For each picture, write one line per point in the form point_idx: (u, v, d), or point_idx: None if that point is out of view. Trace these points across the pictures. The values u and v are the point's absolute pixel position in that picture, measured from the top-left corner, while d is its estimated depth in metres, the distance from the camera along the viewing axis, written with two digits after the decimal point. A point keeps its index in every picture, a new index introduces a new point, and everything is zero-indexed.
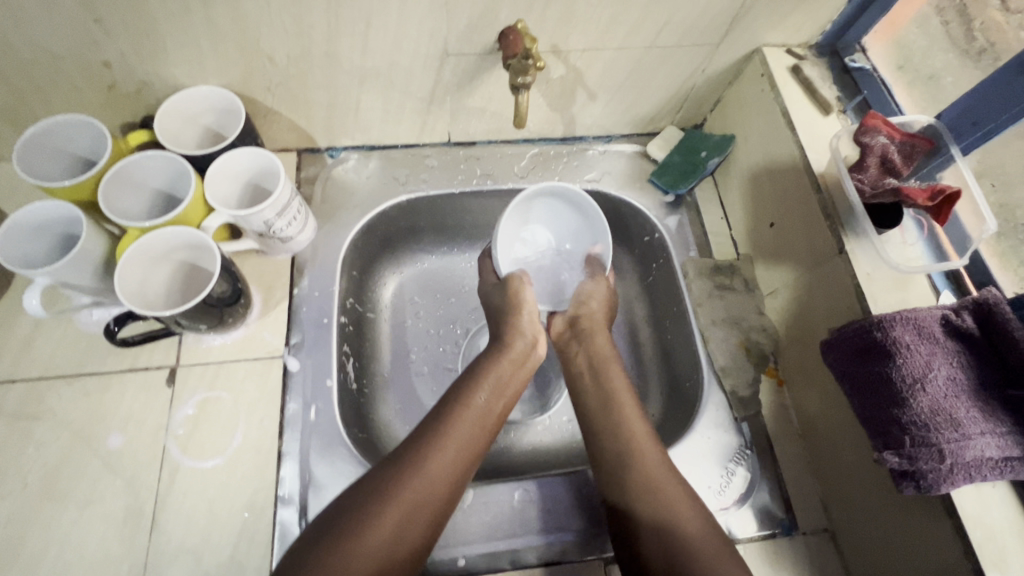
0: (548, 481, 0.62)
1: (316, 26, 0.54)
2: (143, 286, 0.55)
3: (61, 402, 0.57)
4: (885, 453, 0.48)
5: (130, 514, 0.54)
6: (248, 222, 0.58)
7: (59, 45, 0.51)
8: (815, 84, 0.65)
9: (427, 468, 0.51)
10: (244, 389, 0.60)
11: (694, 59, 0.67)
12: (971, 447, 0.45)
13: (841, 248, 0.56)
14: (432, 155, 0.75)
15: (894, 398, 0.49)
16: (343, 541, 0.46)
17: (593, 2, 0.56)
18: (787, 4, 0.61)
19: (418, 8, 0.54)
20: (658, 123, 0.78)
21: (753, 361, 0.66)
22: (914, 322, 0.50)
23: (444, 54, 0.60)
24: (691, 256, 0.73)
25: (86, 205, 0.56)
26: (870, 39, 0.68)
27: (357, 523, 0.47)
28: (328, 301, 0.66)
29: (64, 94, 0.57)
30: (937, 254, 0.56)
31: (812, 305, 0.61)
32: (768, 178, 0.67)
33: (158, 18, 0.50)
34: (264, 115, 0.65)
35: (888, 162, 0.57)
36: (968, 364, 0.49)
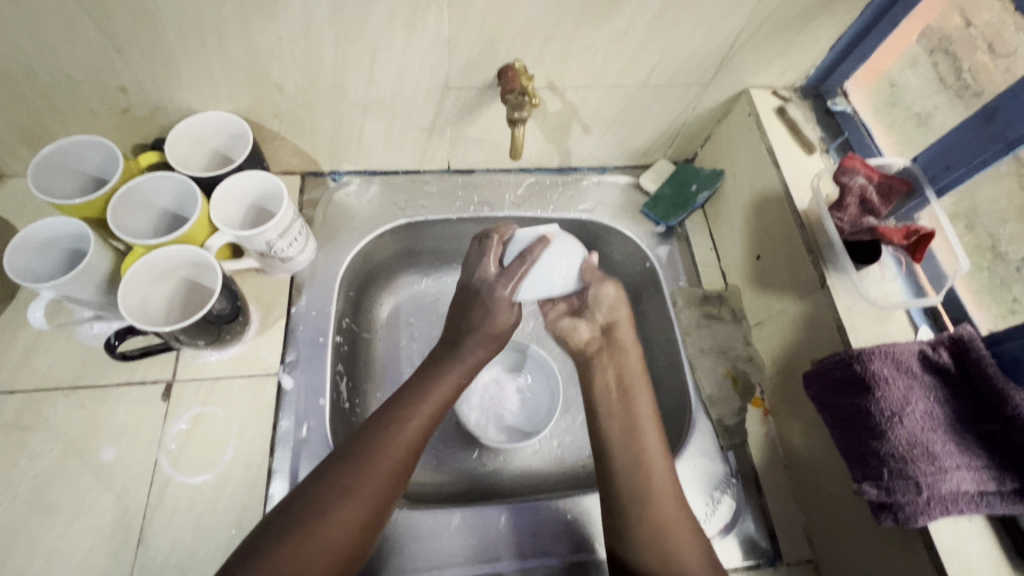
0: (535, 505, 0.62)
1: (324, 59, 0.57)
2: (145, 302, 0.57)
3: (57, 414, 0.58)
4: (864, 484, 0.49)
5: (118, 528, 0.54)
6: (251, 242, 0.60)
7: (79, 71, 0.54)
8: (800, 125, 0.68)
9: (372, 470, 0.52)
10: (238, 405, 0.61)
11: (684, 97, 0.70)
12: (948, 480, 0.47)
13: (823, 283, 0.58)
14: (431, 182, 0.78)
15: (872, 430, 0.50)
16: (298, 531, 0.47)
17: (587, 43, 0.59)
18: (772, 50, 0.65)
19: (422, 45, 0.57)
20: (650, 156, 0.81)
21: (739, 391, 0.67)
22: (892, 356, 0.51)
23: (445, 88, 0.63)
24: (681, 285, 0.75)
25: (95, 222, 0.58)
26: (851, 84, 0.71)
27: (308, 522, 0.48)
28: (324, 320, 0.67)
29: (80, 116, 0.59)
30: (915, 290, 0.58)
31: (796, 336, 0.63)
32: (755, 212, 0.69)
33: (175, 48, 0.53)
34: (271, 139, 0.68)
35: (867, 202, 0.60)
36: (944, 398, 0.51)
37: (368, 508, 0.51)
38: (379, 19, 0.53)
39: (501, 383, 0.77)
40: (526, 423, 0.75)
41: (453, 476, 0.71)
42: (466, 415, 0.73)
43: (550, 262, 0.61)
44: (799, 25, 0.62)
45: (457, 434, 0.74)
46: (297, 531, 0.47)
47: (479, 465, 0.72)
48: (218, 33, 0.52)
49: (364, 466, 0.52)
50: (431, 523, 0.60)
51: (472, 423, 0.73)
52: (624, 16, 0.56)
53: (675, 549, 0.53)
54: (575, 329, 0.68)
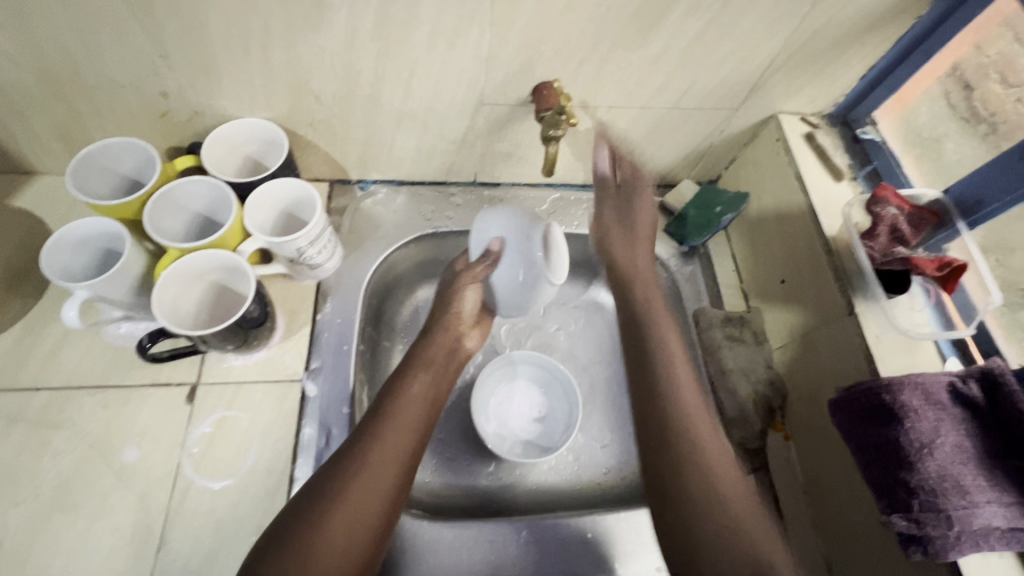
0: (555, 523, 0.62)
1: (364, 71, 0.58)
2: (177, 305, 0.57)
3: (82, 413, 0.58)
4: (893, 516, 0.49)
5: (138, 530, 0.54)
6: (282, 249, 0.60)
7: (123, 75, 0.55)
8: (828, 152, 0.69)
9: (375, 464, 0.50)
10: (261, 411, 0.61)
11: (713, 120, 0.71)
12: (979, 515, 0.46)
13: (851, 310, 0.59)
14: (457, 193, 0.79)
15: (902, 461, 0.49)
16: (306, 532, 0.45)
17: (623, 65, 0.60)
18: (803, 77, 0.65)
19: (460, 62, 0.58)
20: (674, 176, 0.81)
21: (760, 415, 0.67)
22: (922, 387, 0.51)
23: (480, 103, 0.64)
24: (703, 305, 0.75)
25: (131, 223, 0.58)
26: (880, 112, 0.71)
27: (315, 521, 0.46)
28: (349, 328, 0.67)
29: (119, 118, 0.60)
30: (944, 322, 0.59)
31: (821, 362, 0.63)
32: (781, 236, 0.70)
33: (219, 56, 0.54)
34: (304, 147, 0.68)
35: (898, 231, 0.60)
36: (973, 432, 0.50)
37: (374, 502, 0.49)
38: (421, 34, 0.54)
39: (519, 388, 0.77)
40: (543, 439, 0.74)
41: (469, 490, 0.71)
42: (484, 429, 0.73)
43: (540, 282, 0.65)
44: (832, 54, 0.62)
45: (475, 447, 0.74)
46: (309, 532, 0.45)
47: (495, 479, 0.72)
48: (263, 43, 0.53)
49: (366, 459, 0.50)
50: (450, 536, 0.60)
51: (490, 437, 0.73)
52: (661, 39, 0.57)
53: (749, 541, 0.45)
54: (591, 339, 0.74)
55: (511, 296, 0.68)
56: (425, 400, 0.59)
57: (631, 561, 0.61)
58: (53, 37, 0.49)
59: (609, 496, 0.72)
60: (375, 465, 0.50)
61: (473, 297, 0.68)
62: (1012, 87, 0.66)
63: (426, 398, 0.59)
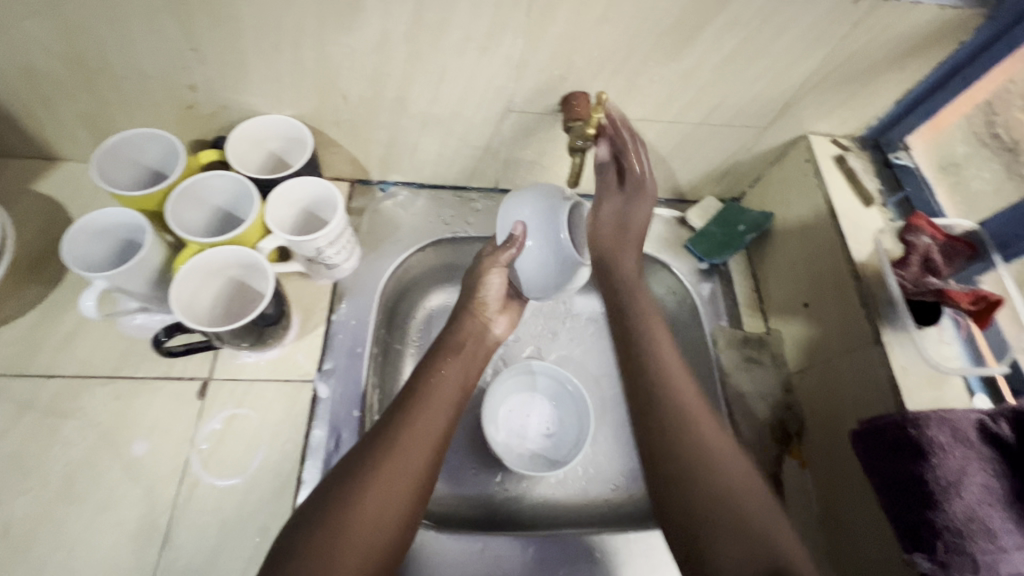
0: (563, 540, 0.61)
1: (393, 73, 0.57)
2: (194, 300, 0.57)
3: (92, 402, 0.58)
4: (915, 556, 0.48)
5: (143, 526, 0.54)
6: (301, 248, 0.60)
7: (153, 66, 0.54)
8: (858, 176, 0.68)
9: (404, 453, 0.51)
10: (271, 410, 0.60)
11: (742, 138, 0.70)
12: (1006, 561, 0.45)
13: (877, 339, 0.57)
14: (478, 200, 0.78)
15: (926, 499, 0.48)
16: (339, 517, 0.46)
17: (654, 78, 0.59)
18: (836, 99, 0.64)
19: (490, 68, 0.57)
20: (697, 192, 0.80)
21: (776, 440, 0.66)
22: (949, 424, 0.50)
23: (507, 110, 0.63)
24: (722, 325, 0.74)
25: (152, 215, 0.58)
26: (913, 138, 0.69)
27: (343, 510, 0.47)
28: (363, 330, 0.66)
29: (146, 109, 0.60)
30: (975, 359, 0.57)
31: (842, 391, 0.61)
32: (805, 259, 0.68)
33: (250, 52, 0.54)
34: (327, 146, 0.68)
35: (930, 262, 0.58)
36: (1001, 473, 0.49)
37: (403, 487, 0.49)
38: (454, 39, 0.53)
39: (554, 412, 0.76)
40: (552, 452, 0.73)
41: (474, 500, 0.70)
42: (494, 437, 0.72)
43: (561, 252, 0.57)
44: (866, 77, 0.61)
45: (483, 456, 0.73)
46: (341, 519, 0.46)
47: (502, 490, 0.71)
48: (295, 41, 0.53)
49: (393, 449, 0.51)
50: (457, 549, 0.59)
51: (499, 445, 0.72)
52: (695, 54, 0.56)
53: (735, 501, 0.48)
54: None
55: (546, 275, 0.58)
56: (458, 382, 0.60)
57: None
58: (87, 25, 0.49)
59: (616, 514, 0.71)
60: (409, 452, 0.51)
61: (498, 282, 0.64)
62: None
63: (457, 384, 0.59)
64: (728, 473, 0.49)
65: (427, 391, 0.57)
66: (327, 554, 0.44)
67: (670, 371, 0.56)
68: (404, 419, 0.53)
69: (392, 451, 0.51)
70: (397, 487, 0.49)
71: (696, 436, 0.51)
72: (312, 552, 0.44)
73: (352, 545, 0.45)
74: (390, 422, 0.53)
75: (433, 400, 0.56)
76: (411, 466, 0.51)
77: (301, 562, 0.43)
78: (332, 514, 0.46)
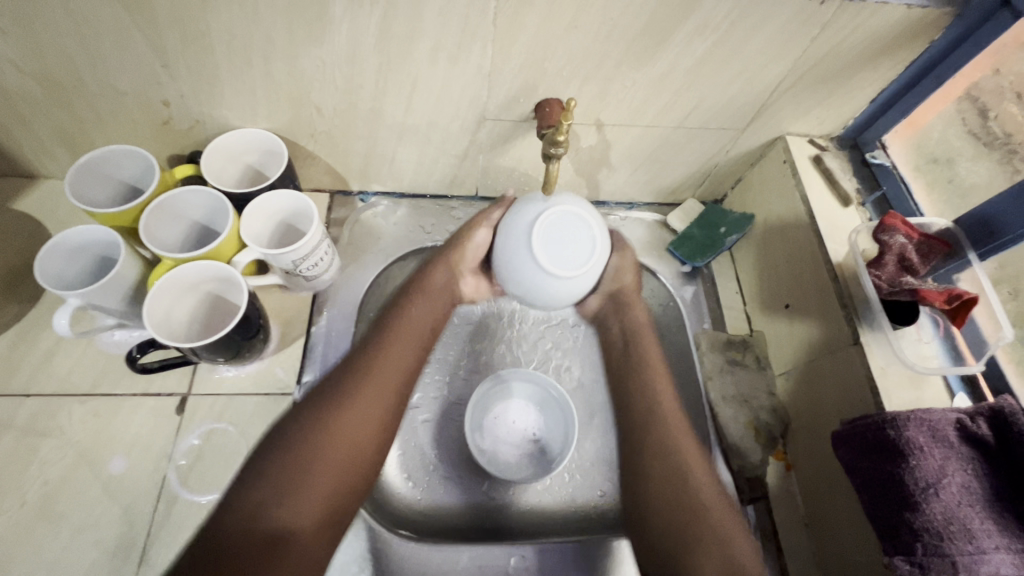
0: (543, 549, 0.60)
1: (365, 84, 0.57)
2: (169, 316, 0.57)
3: (71, 420, 0.58)
4: (895, 558, 0.47)
5: (121, 544, 0.53)
6: (276, 261, 0.60)
7: (126, 83, 0.55)
8: (836, 175, 0.68)
9: (348, 409, 0.51)
10: (251, 424, 0.60)
11: (719, 140, 0.70)
12: (985, 563, 0.44)
13: (855, 339, 0.57)
14: (458, 208, 0.78)
15: (906, 501, 0.48)
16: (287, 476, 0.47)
17: (626, 84, 0.59)
18: (812, 99, 0.64)
19: (462, 77, 0.57)
20: (679, 194, 0.80)
21: (761, 443, 0.66)
22: (929, 424, 0.49)
23: (482, 119, 0.63)
24: (705, 328, 0.73)
25: (126, 231, 0.58)
26: (890, 137, 0.70)
27: (285, 465, 0.47)
28: (343, 341, 0.67)
29: (122, 125, 0.60)
30: (953, 356, 0.57)
31: (823, 392, 0.61)
32: (785, 260, 0.68)
33: (221, 68, 0.54)
34: (305, 158, 0.68)
35: (906, 260, 0.59)
36: (981, 473, 0.48)
37: (360, 436, 0.51)
38: (424, 50, 0.54)
39: (547, 425, 0.74)
40: (539, 459, 0.73)
41: (461, 510, 0.69)
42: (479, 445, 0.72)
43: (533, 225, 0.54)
44: (841, 77, 0.61)
45: (468, 465, 0.72)
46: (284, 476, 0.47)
47: (487, 498, 0.70)
48: (265, 56, 0.53)
49: (345, 399, 0.51)
50: (439, 559, 0.58)
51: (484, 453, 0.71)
52: (666, 59, 0.56)
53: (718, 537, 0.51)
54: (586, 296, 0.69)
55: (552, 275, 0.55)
56: (424, 327, 0.60)
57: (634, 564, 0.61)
58: (57, 45, 0.50)
59: (602, 521, 0.70)
60: (366, 400, 0.52)
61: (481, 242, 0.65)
62: None
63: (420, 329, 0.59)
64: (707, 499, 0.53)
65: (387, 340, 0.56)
66: (283, 490, 0.46)
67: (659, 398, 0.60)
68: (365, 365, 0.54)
69: (354, 393, 0.52)
70: (356, 433, 0.50)
71: (679, 468, 0.55)
72: (270, 484, 0.46)
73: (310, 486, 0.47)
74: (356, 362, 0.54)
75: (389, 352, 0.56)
76: (358, 420, 0.51)
77: (258, 496, 0.46)
78: (274, 474, 0.47)
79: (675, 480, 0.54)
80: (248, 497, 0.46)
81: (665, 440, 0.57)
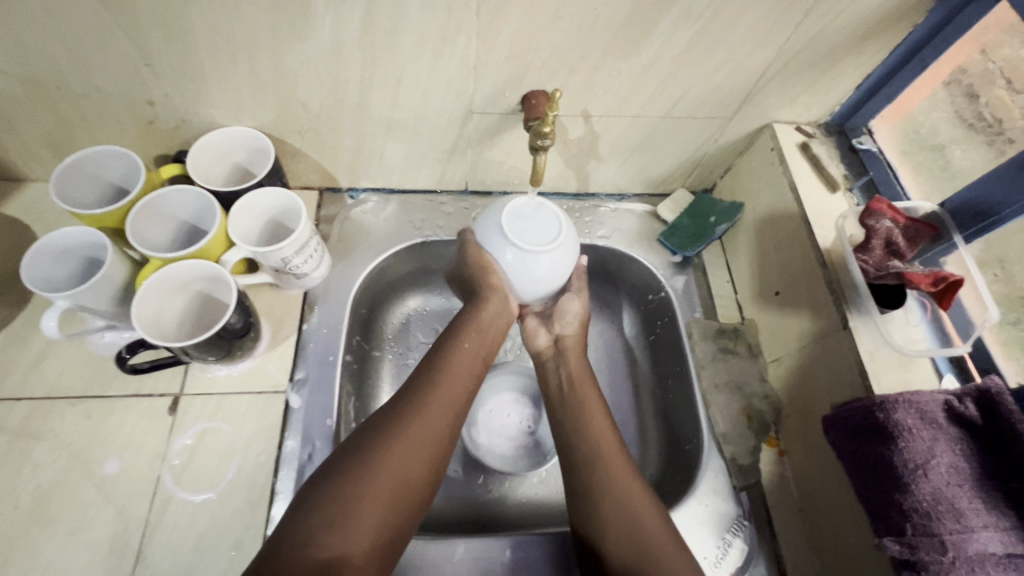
0: (541, 539, 0.61)
1: (351, 80, 0.57)
2: (158, 316, 0.57)
3: (63, 423, 0.58)
4: (885, 539, 0.48)
5: (116, 544, 0.53)
6: (267, 258, 0.60)
7: (109, 83, 0.54)
8: (823, 162, 0.68)
9: (415, 421, 0.52)
10: (245, 422, 0.60)
11: (708, 129, 0.70)
12: (973, 540, 0.45)
13: (845, 324, 0.58)
14: (448, 203, 0.78)
15: (895, 482, 0.48)
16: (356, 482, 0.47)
17: (612, 74, 0.59)
18: (798, 86, 0.64)
19: (448, 71, 0.57)
20: (669, 184, 0.80)
21: (754, 430, 0.66)
22: (917, 406, 0.50)
23: (469, 112, 0.63)
24: (696, 317, 0.74)
25: (113, 232, 0.57)
26: (876, 122, 0.70)
27: (353, 472, 0.48)
28: (336, 337, 0.67)
29: (106, 126, 0.59)
30: (941, 338, 0.58)
31: (814, 378, 0.62)
32: (775, 247, 0.69)
33: (205, 65, 0.53)
34: (292, 155, 0.68)
35: (893, 244, 0.59)
36: (970, 453, 0.49)
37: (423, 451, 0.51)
38: (408, 43, 0.53)
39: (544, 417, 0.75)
40: (534, 451, 0.73)
41: (458, 503, 0.69)
42: (474, 440, 0.72)
43: (507, 247, 0.57)
44: (827, 63, 0.61)
45: (464, 458, 0.73)
46: (354, 479, 0.47)
47: (484, 491, 0.71)
48: (249, 52, 0.53)
49: (412, 411, 0.53)
50: (434, 552, 0.59)
51: (480, 447, 0.72)
52: (652, 48, 0.56)
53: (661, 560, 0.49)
54: (536, 333, 0.68)
55: (533, 239, 0.58)
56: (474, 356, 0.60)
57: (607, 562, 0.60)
58: (38, 46, 0.49)
59: None
60: (421, 429, 0.52)
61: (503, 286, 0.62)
62: (1018, 93, 0.63)
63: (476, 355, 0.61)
64: (661, 545, 0.50)
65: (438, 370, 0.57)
66: (343, 518, 0.45)
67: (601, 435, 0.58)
68: (417, 395, 0.54)
69: (409, 421, 0.52)
70: (411, 463, 0.50)
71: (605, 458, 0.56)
72: (330, 511, 0.45)
73: (368, 510, 0.46)
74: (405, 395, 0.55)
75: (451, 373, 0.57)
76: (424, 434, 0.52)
77: (317, 523, 0.45)
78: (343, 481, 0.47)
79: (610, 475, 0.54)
80: (308, 520, 0.45)
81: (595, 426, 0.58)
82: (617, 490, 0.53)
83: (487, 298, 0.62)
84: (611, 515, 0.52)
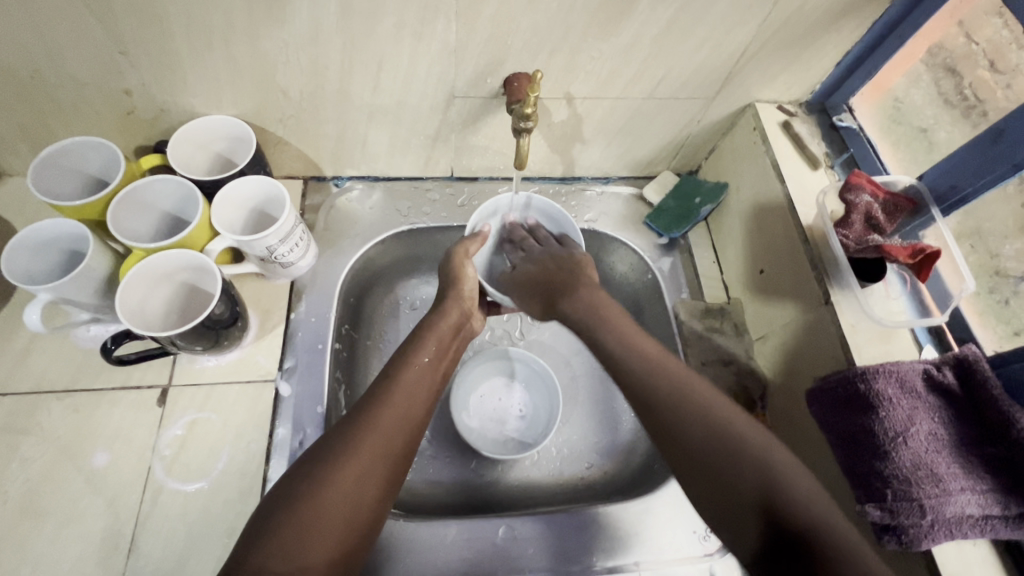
0: (532, 518, 0.61)
1: (331, 66, 0.57)
2: (143, 306, 0.56)
3: (50, 418, 0.57)
4: (867, 506, 0.48)
5: (108, 535, 0.53)
6: (251, 247, 0.59)
7: (85, 74, 0.53)
8: (805, 140, 0.68)
9: (373, 431, 0.49)
10: (234, 412, 0.60)
11: (690, 110, 0.70)
12: (951, 503, 0.46)
13: (827, 299, 0.59)
14: (434, 189, 0.78)
15: (876, 450, 0.49)
16: (308, 495, 0.45)
17: (594, 55, 0.59)
18: (778, 63, 0.64)
19: (427, 55, 0.57)
20: (654, 167, 0.80)
21: (740, 406, 0.67)
22: (897, 375, 0.51)
23: (451, 97, 0.63)
24: (683, 297, 0.74)
25: (94, 224, 0.57)
26: (857, 99, 0.70)
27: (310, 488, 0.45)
28: (324, 326, 0.67)
29: (84, 118, 0.59)
30: (921, 310, 0.59)
31: (799, 352, 0.63)
32: (759, 224, 0.69)
33: (182, 55, 0.53)
34: (275, 144, 0.67)
35: (872, 219, 0.61)
36: (948, 420, 0.50)
37: (379, 460, 0.48)
38: (387, 26, 0.53)
39: (538, 402, 0.76)
40: (525, 433, 0.74)
41: (451, 487, 0.70)
42: (466, 424, 0.72)
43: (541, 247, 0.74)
44: (806, 41, 0.62)
45: (456, 444, 0.73)
46: (305, 498, 0.44)
47: (476, 475, 0.71)
48: (225, 38, 0.52)
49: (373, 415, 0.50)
50: (427, 534, 0.59)
51: (472, 431, 0.72)
52: (631, 29, 0.56)
53: (754, 451, 0.45)
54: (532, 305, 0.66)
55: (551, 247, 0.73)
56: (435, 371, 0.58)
57: (677, 558, 0.60)
58: (8, 36, 0.48)
59: (592, 491, 0.71)
60: (374, 440, 0.49)
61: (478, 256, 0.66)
62: (999, 72, 0.63)
63: (436, 367, 0.58)
64: (746, 436, 0.46)
65: (396, 382, 0.54)
66: (298, 540, 0.43)
67: (645, 349, 0.54)
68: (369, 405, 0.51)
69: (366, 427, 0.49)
70: (365, 480, 0.47)
71: (657, 373, 0.51)
72: (284, 534, 0.43)
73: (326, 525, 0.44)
74: (360, 407, 0.51)
75: (406, 377, 0.54)
76: (383, 440, 0.49)
77: (271, 547, 0.42)
78: (305, 499, 0.44)
79: (666, 389, 0.50)
80: (258, 549, 0.42)
81: (650, 365, 0.52)
82: (693, 398, 0.49)
83: (449, 306, 0.63)
84: (703, 429, 0.47)
